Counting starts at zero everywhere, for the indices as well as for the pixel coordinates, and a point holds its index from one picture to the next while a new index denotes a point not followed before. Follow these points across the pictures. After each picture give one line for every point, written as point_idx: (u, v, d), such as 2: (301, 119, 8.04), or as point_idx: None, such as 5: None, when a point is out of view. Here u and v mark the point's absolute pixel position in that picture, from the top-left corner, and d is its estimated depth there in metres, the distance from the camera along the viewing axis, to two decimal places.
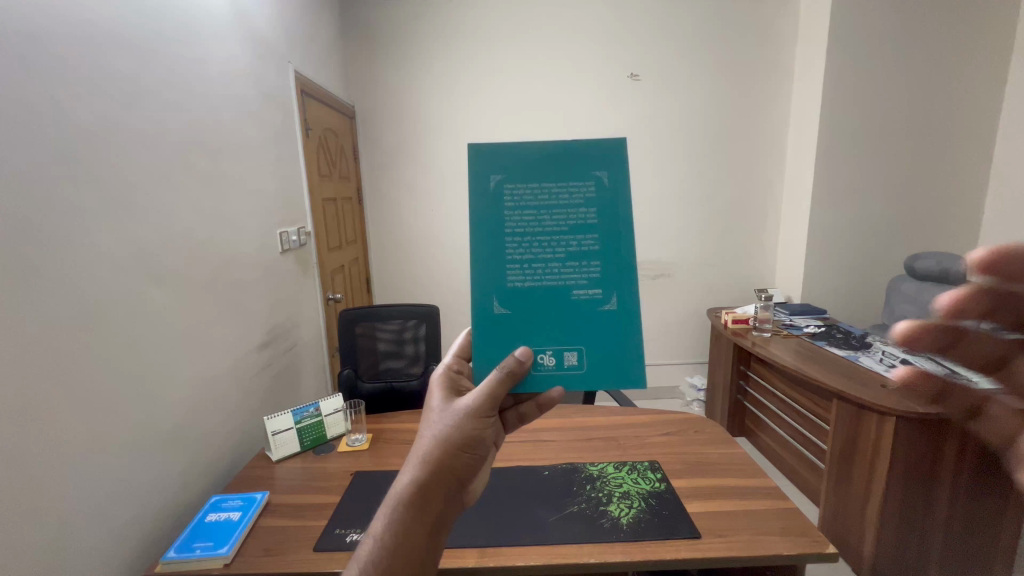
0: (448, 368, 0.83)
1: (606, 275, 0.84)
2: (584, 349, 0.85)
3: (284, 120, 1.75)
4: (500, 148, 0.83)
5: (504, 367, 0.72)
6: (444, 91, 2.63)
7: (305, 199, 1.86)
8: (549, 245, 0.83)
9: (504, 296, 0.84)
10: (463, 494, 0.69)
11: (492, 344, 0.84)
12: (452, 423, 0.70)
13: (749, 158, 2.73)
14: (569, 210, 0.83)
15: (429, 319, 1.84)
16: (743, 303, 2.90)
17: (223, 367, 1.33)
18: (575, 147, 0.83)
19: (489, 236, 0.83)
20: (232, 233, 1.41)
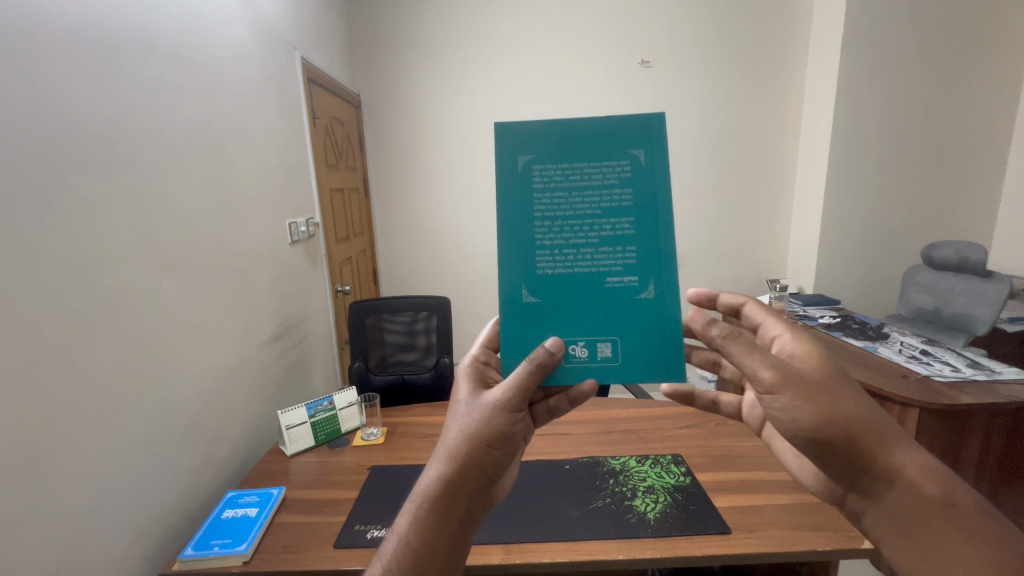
0: (476, 359, 0.83)
1: (641, 261, 0.81)
2: (619, 340, 0.82)
3: (291, 108, 1.70)
4: (531, 128, 0.80)
5: (534, 358, 0.71)
6: (450, 79, 2.58)
7: (313, 190, 1.83)
8: (581, 230, 0.81)
9: (535, 283, 0.82)
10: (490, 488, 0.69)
11: (522, 333, 0.82)
12: (480, 417, 0.69)
13: (761, 146, 2.69)
14: (603, 192, 0.80)
15: (440, 311, 1.81)
16: (754, 294, 2.87)
17: (234, 361, 1.30)
18: (609, 124, 0.80)
19: (517, 220, 0.81)
20: (241, 224, 1.38)
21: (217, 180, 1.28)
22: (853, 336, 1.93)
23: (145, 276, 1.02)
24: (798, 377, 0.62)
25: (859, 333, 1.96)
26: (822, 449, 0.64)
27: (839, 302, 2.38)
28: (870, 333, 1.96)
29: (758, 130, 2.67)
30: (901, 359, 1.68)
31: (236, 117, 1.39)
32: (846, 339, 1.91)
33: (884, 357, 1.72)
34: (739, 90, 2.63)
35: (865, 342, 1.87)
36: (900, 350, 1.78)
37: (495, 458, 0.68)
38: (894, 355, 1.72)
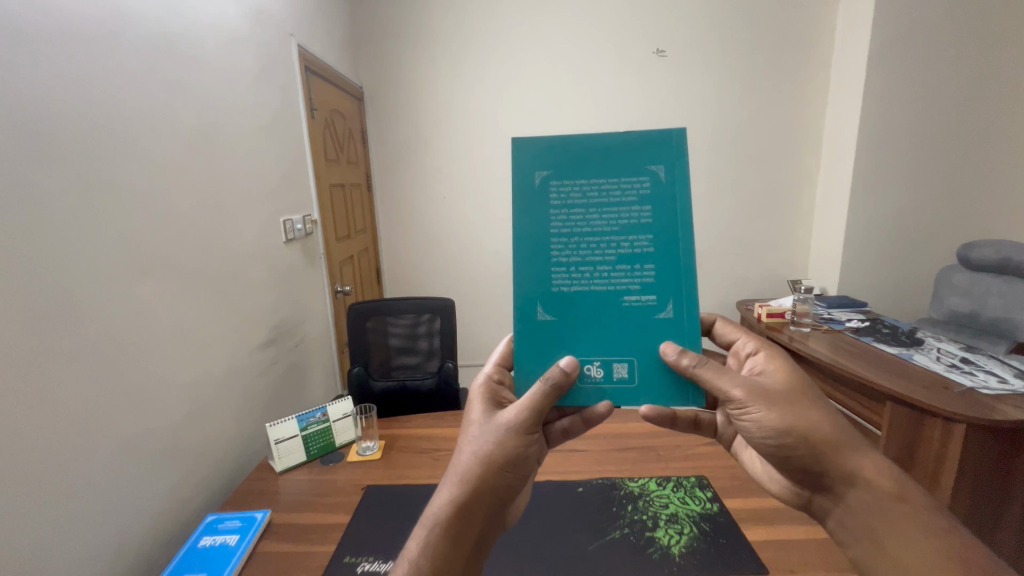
0: (488, 378, 0.80)
1: (660, 280, 0.77)
2: (636, 359, 0.78)
3: (287, 99, 1.60)
4: (548, 142, 0.77)
5: (548, 378, 0.70)
6: (456, 71, 2.48)
7: (311, 185, 1.73)
8: (598, 247, 0.77)
9: (550, 301, 0.78)
10: (503, 509, 0.68)
11: (537, 352, 0.79)
12: (494, 438, 0.69)
13: (781, 138, 2.55)
14: (621, 210, 0.77)
15: (444, 313, 1.72)
16: (772, 294, 2.74)
17: (220, 369, 1.21)
18: (629, 138, 0.76)
19: (533, 237, 0.78)
20: (233, 222, 1.29)
21: (204, 175, 1.19)
22: (885, 342, 1.81)
23: (121, 278, 0.93)
24: (765, 395, 0.70)
25: (891, 339, 1.83)
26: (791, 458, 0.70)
27: (865, 304, 2.24)
28: (903, 338, 1.83)
29: (779, 122, 2.53)
30: (939, 367, 1.56)
31: (226, 107, 1.30)
32: (877, 345, 1.79)
33: (920, 365, 1.60)
34: (759, 79, 2.49)
35: (898, 349, 1.74)
36: (938, 357, 1.65)
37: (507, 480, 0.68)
38: (931, 363, 1.60)
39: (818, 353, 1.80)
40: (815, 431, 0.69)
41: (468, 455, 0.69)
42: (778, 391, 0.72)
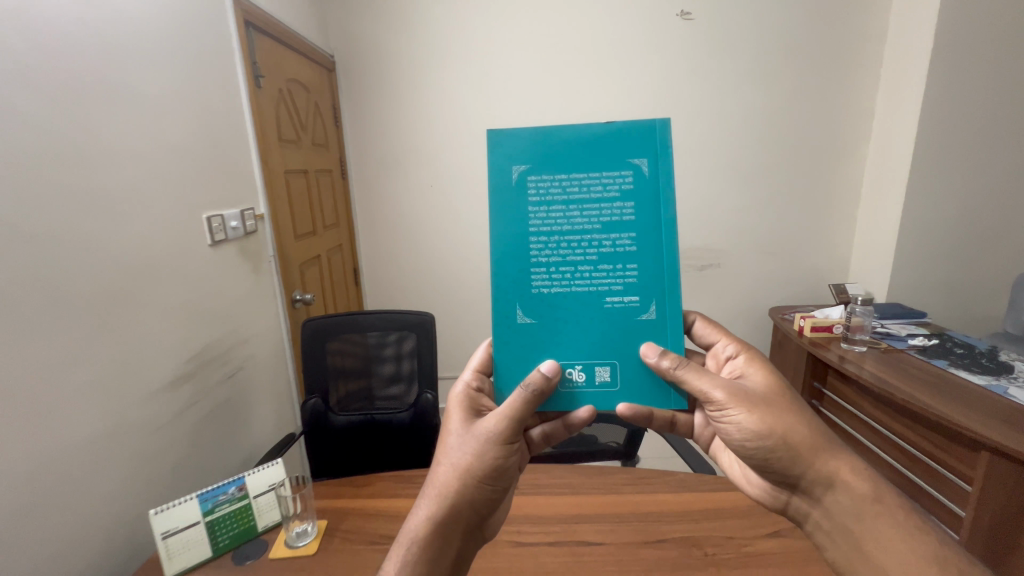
0: (466, 386, 0.81)
1: (644, 279, 0.80)
2: (617, 363, 0.82)
3: (214, 58, 1.25)
4: (525, 137, 0.79)
5: (528, 385, 0.73)
6: (445, 36, 2.12)
7: (255, 172, 1.39)
8: (579, 246, 0.80)
9: (529, 301, 0.81)
10: (485, 520, 0.70)
11: (516, 357, 0.82)
12: (472, 451, 0.71)
13: (823, 117, 2.18)
14: (602, 204, 0.79)
15: (421, 330, 1.39)
16: (805, 300, 2.39)
17: (100, 422, 0.88)
18: (607, 132, 0.79)
19: (511, 236, 0.80)
20: (120, 218, 0.93)
21: (61, 148, 0.82)
22: (964, 368, 1.47)
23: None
24: (748, 397, 0.73)
25: (971, 363, 1.50)
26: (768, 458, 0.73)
27: (925, 315, 1.90)
28: (986, 363, 1.50)
29: (823, 97, 2.16)
30: None
31: (106, 52, 0.92)
32: (956, 371, 1.46)
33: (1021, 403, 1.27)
34: (802, 46, 2.11)
35: (985, 379, 1.40)
36: None
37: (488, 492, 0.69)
38: None
39: (876, 375, 1.49)
40: (794, 432, 0.71)
41: (446, 469, 0.71)
42: (760, 393, 0.75)
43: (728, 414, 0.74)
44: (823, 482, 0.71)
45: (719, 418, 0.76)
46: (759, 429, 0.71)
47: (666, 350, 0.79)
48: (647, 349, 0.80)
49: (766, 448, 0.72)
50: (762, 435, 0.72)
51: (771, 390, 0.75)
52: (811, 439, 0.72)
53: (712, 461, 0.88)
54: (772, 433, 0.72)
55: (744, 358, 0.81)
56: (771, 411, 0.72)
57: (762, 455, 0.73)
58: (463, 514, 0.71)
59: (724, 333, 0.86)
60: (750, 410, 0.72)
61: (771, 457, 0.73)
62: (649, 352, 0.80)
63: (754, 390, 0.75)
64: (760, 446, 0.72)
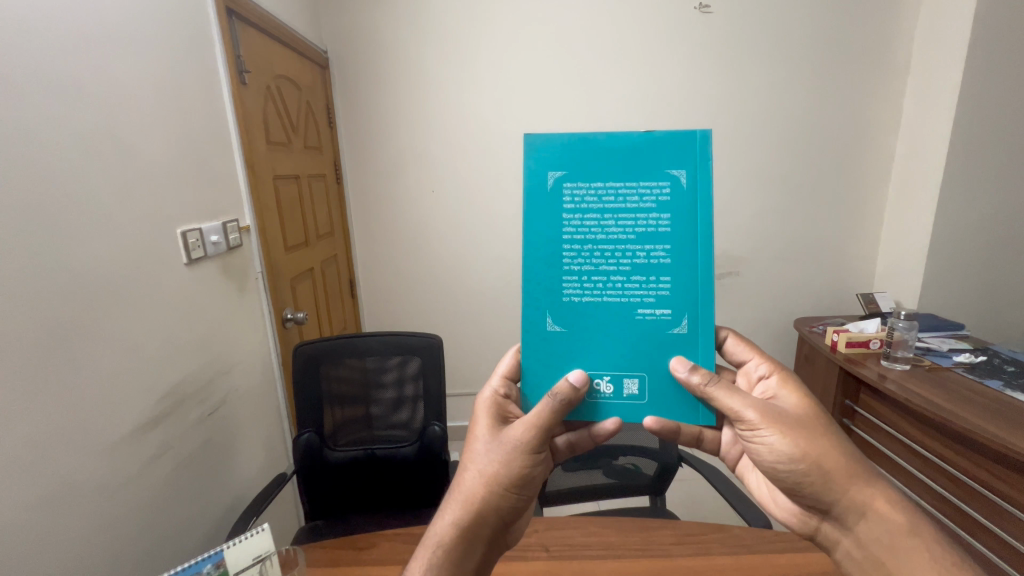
0: (495, 392, 0.72)
1: (677, 293, 0.67)
2: (646, 376, 0.69)
3: (193, 50, 1.10)
4: (557, 138, 0.66)
5: (557, 395, 0.64)
6: (447, 32, 1.98)
7: (240, 179, 1.25)
8: (611, 257, 0.67)
9: (560, 309, 0.68)
10: (508, 525, 0.66)
11: (547, 365, 0.69)
12: (498, 460, 0.64)
13: (850, 117, 2.05)
14: (637, 217, 0.66)
15: (428, 354, 1.24)
16: (829, 310, 2.27)
17: (44, 487, 0.72)
18: (648, 141, 0.65)
19: (546, 248, 0.68)
20: (73, 242, 0.78)
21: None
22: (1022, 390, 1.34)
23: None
24: (780, 417, 0.65)
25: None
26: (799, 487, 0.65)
27: (964, 327, 1.77)
28: None
29: (849, 96, 2.03)
30: None
31: (57, 40, 0.76)
32: (1014, 394, 1.32)
33: None
34: (828, 42, 1.99)
35: None
36: None
37: (513, 500, 0.64)
38: None
39: (925, 397, 1.36)
40: (832, 460, 0.63)
41: (472, 474, 0.65)
42: (794, 415, 0.66)
43: (760, 436, 0.65)
44: (927, 561, 0.58)
45: (747, 437, 0.67)
46: (792, 455, 0.63)
47: (696, 362, 0.68)
48: (676, 361, 0.68)
49: (799, 473, 0.63)
50: (794, 458, 0.63)
51: (806, 413, 0.67)
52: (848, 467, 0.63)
53: (739, 483, 0.77)
54: (811, 460, 0.62)
55: (778, 376, 0.72)
56: (807, 436, 0.64)
57: (795, 481, 0.64)
58: (488, 524, 0.64)
59: (754, 348, 0.77)
60: (782, 431, 0.63)
61: (804, 490, 0.64)
62: (678, 363, 0.68)
63: (788, 412, 0.67)
64: (789, 471, 0.63)
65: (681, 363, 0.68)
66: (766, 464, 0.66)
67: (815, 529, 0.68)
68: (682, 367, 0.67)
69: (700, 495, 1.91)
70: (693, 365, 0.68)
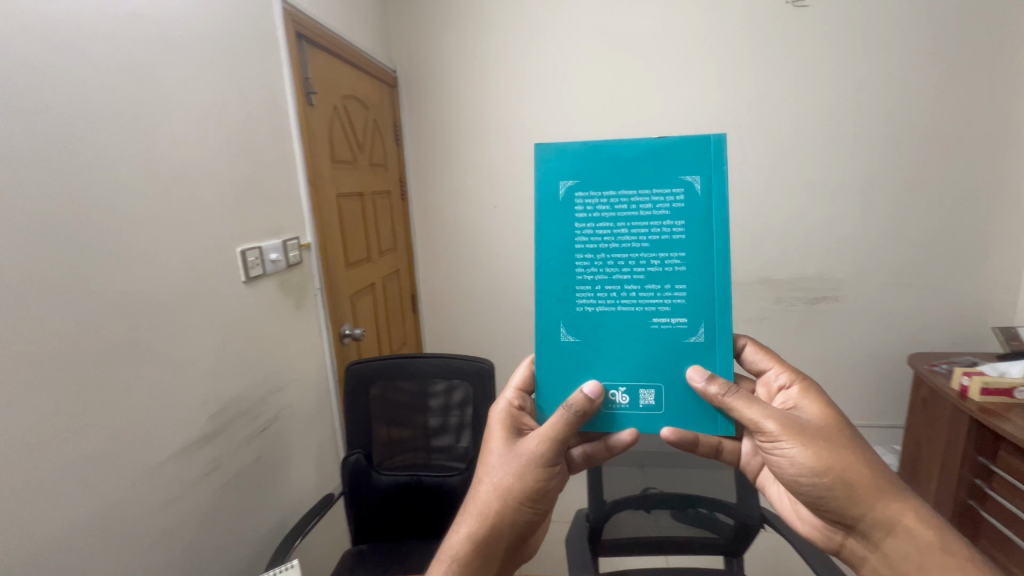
0: (509, 404, 0.69)
1: (693, 302, 0.62)
2: (664, 386, 0.64)
3: (261, 75, 1.14)
4: (567, 146, 0.62)
5: (571, 405, 0.61)
6: (513, 44, 1.95)
7: (303, 197, 1.28)
8: (626, 266, 0.63)
9: (574, 320, 0.65)
10: (524, 537, 0.65)
11: (560, 377, 0.65)
12: (512, 472, 0.62)
13: (982, 117, 1.73)
14: (651, 224, 0.62)
15: (477, 381, 1.16)
16: (952, 344, 1.91)
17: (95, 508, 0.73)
18: (659, 146, 0.61)
19: (558, 257, 0.64)
20: (131, 264, 0.80)
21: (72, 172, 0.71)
22: None
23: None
24: (801, 428, 0.61)
25: None
26: (819, 500, 0.61)
27: None
28: None
29: (981, 92, 1.71)
30: None
31: (127, 76, 0.80)
32: None
33: None
34: (953, 28, 1.69)
35: None
36: None
37: (528, 513, 0.63)
38: None
39: None
40: (856, 472, 0.59)
41: (487, 487, 0.63)
42: (816, 425, 0.62)
43: (781, 447, 0.61)
44: None
45: (766, 448, 0.63)
46: (816, 467, 0.59)
47: (713, 370, 0.63)
48: (693, 372, 0.62)
49: (821, 485, 0.60)
50: (815, 471, 0.60)
51: (830, 422, 0.63)
52: (878, 480, 0.60)
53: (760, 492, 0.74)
54: (835, 476, 0.59)
55: (798, 383, 0.68)
56: (830, 447, 0.60)
57: (819, 496, 0.61)
58: (506, 536, 0.63)
59: (771, 353, 0.72)
60: (803, 443, 0.60)
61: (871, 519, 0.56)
62: (695, 372, 0.62)
63: (812, 423, 0.62)
64: (812, 483, 0.60)
65: (698, 373, 0.62)
66: (786, 476, 0.62)
67: (838, 538, 0.64)
68: (699, 377, 0.62)
69: (787, 553, 1.66)
70: (709, 373, 0.62)
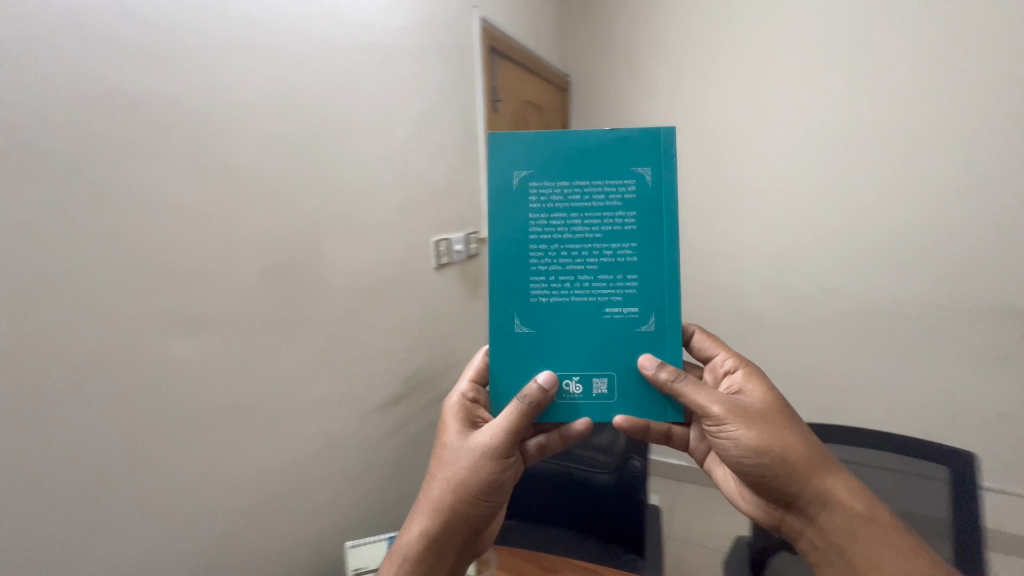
0: (463, 396, 0.69)
1: (645, 291, 0.60)
2: (616, 375, 0.61)
3: (457, 90, 1.31)
4: (519, 134, 0.59)
5: (525, 397, 0.58)
6: (688, 32, 1.81)
7: (482, 195, 1.43)
8: (577, 256, 0.60)
9: (528, 310, 0.61)
10: (477, 534, 0.62)
11: (512, 368, 0.61)
12: (466, 467, 0.60)
13: None
14: (603, 215, 0.60)
15: None
16: None
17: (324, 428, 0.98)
18: (609, 139, 0.59)
19: (513, 248, 0.60)
20: (357, 246, 1.04)
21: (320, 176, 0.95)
22: None
23: (96, 307, 0.63)
24: (746, 410, 0.59)
25: None
26: (763, 485, 0.58)
27: None
28: None
29: None
30: None
31: (369, 105, 1.05)
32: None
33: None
34: None
35: None
36: None
37: (481, 509, 0.61)
38: None
39: None
40: (797, 451, 0.57)
41: (440, 483, 0.62)
42: (757, 407, 0.60)
43: (724, 430, 0.59)
44: None
45: (713, 434, 0.60)
46: (759, 449, 0.57)
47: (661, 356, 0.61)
48: (643, 359, 0.61)
49: (764, 467, 0.57)
50: (759, 452, 0.57)
51: (775, 401, 0.62)
52: (815, 458, 0.57)
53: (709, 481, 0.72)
54: (776, 454, 0.57)
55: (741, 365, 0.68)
56: (773, 426, 0.58)
57: (760, 477, 0.58)
58: (459, 534, 0.61)
59: (717, 339, 0.73)
60: (746, 424, 0.57)
61: None
62: (643, 360, 0.61)
63: (757, 405, 0.61)
64: (756, 466, 0.57)
65: (647, 361, 0.61)
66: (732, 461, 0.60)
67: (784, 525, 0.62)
68: (648, 364, 0.60)
69: None
70: (657, 358, 0.61)
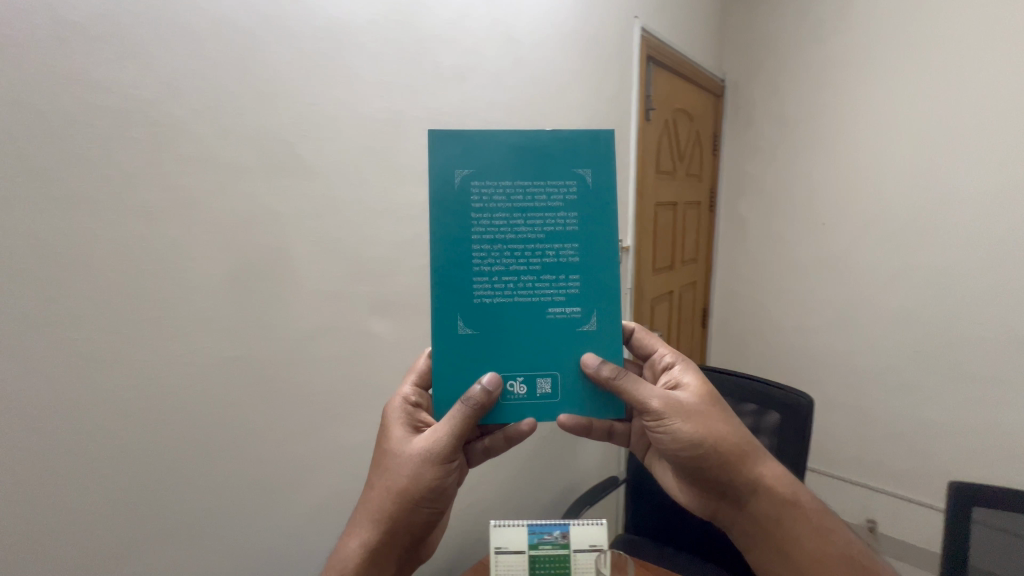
0: (405, 399, 0.61)
1: (588, 290, 0.58)
2: (559, 374, 0.58)
3: (613, 98, 1.33)
4: (462, 132, 0.56)
5: (469, 399, 0.54)
6: (879, 26, 1.61)
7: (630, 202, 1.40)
8: (519, 254, 0.57)
9: (472, 311, 0.57)
10: (421, 539, 0.58)
11: (456, 370, 0.57)
12: (407, 474, 0.55)
13: None
14: (546, 215, 0.57)
15: (793, 416, 1.03)
16: None
17: None
18: (549, 138, 0.56)
19: (458, 248, 0.56)
20: None
21: None
22: None
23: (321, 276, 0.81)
24: (685, 405, 0.56)
25: None
26: (696, 474, 0.57)
27: None
28: None
29: None
30: None
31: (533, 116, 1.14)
32: None
33: None
34: None
35: None
36: None
37: (425, 516, 0.56)
38: None
39: None
40: (728, 439, 0.56)
41: (380, 491, 0.56)
42: (698, 402, 0.57)
43: (664, 427, 0.55)
44: None
45: (651, 430, 0.57)
46: (696, 442, 0.55)
47: (603, 350, 0.58)
48: (587, 357, 0.57)
49: (698, 457, 0.55)
50: (696, 444, 0.55)
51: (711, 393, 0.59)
52: (743, 446, 0.57)
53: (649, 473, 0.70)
54: (710, 447, 0.55)
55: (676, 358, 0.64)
56: (710, 418, 0.56)
57: (695, 466, 0.56)
58: (401, 541, 0.56)
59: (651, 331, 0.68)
60: (685, 418, 0.55)
61: None
62: (587, 358, 0.57)
63: (697, 399, 0.58)
64: (693, 459, 0.55)
65: (590, 360, 0.57)
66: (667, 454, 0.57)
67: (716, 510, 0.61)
68: (592, 361, 0.57)
69: None
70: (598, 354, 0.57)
